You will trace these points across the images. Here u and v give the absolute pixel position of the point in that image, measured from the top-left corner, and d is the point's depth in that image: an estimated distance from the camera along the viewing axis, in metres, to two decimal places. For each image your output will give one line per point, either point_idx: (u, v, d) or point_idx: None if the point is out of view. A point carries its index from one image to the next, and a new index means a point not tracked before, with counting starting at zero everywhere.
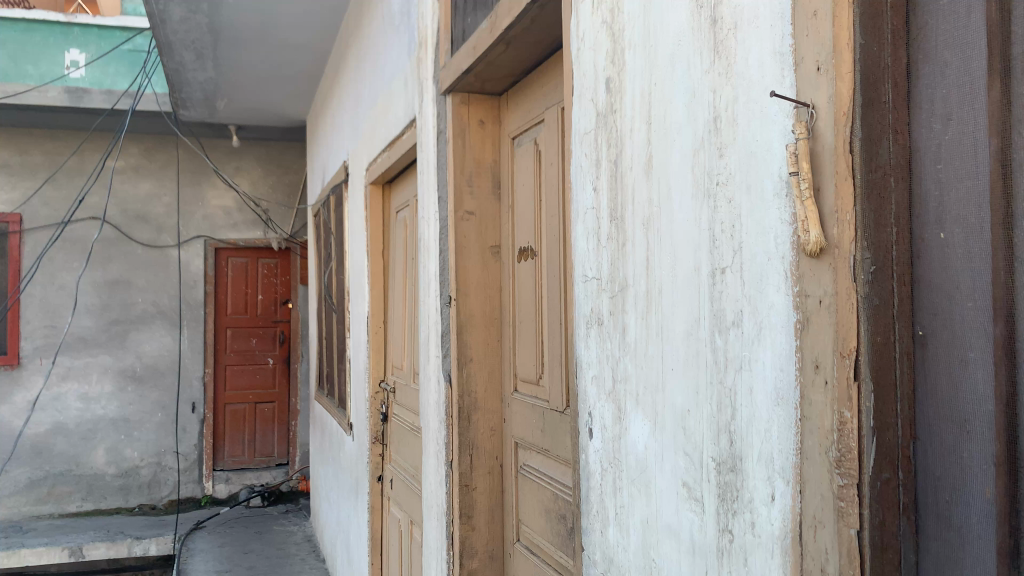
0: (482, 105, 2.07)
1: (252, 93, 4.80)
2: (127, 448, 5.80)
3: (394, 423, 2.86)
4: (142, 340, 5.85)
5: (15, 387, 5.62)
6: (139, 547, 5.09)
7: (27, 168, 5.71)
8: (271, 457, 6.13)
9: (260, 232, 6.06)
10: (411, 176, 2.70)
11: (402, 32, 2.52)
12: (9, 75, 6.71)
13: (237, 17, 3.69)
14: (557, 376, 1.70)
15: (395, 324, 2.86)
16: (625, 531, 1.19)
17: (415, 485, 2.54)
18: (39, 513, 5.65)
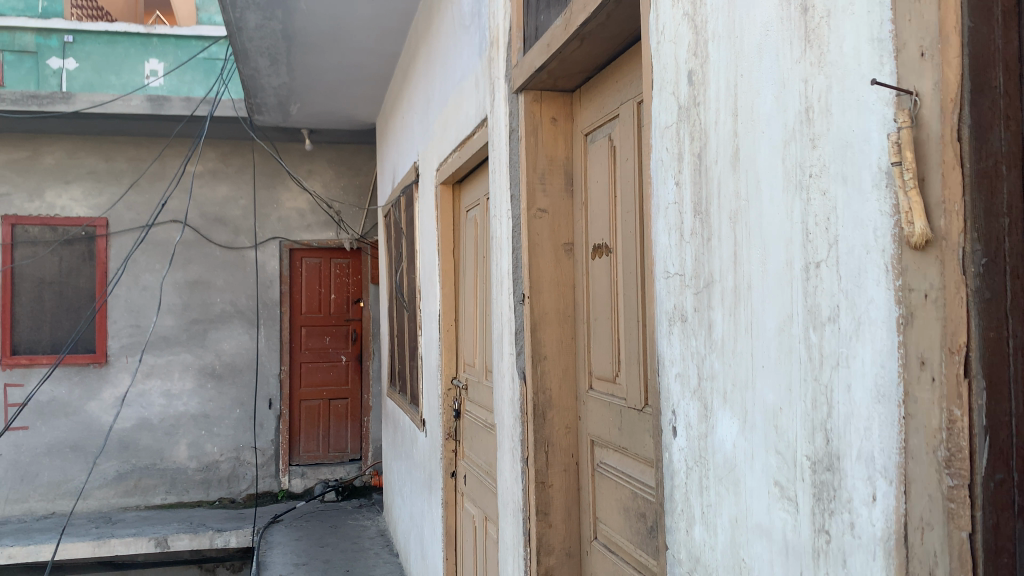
0: (554, 102, 2.06)
1: (324, 97, 4.90)
2: (208, 443, 5.99)
3: (467, 420, 2.89)
4: (221, 339, 6.04)
5: (103, 383, 5.86)
6: (220, 539, 5.26)
7: (112, 174, 5.96)
8: (344, 452, 6.25)
9: (333, 232, 6.19)
10: (482, 175, 2.71)
11: (473, 33, 2.54)
12: (94, 86, 7.07)
13: (309, 23, 3.77)
14: (634, 375, 1.69)
15: (467, 323, 2.89)
16: (712, 531, 1.17)
17: (489, 481, 2.56)
18: (126, 505, 5.88)
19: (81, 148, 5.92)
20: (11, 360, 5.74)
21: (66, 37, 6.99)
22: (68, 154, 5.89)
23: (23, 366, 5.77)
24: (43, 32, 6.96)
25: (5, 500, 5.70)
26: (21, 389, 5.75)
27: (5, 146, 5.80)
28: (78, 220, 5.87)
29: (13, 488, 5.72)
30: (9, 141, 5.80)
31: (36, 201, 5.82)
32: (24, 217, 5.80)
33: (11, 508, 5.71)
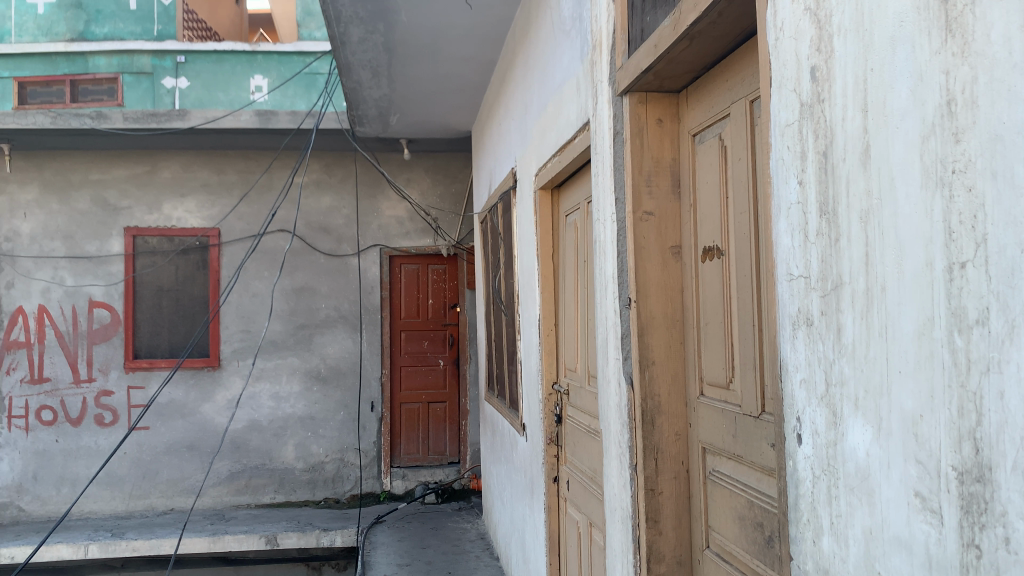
0: (660, 104, 2.04)
1: (422, 107, 5.00)
2: (313, 444, 6.19)
3: (569, 424, 2.88)
4: (326, 343, 6.25)
5: (217, 386, 6.14)
6: (326, 539, 5.42)
7: (224, 186, 6.24)
8: (443, 455, 6.34)
9: (430, 239, 6.32)
10: (583, 179, 2.69)
11: (574, 37, 2.54)
12: (204, 103, 7.66)
13: (410, 35, 3.86)
14: (749, 380, 1.66)
15: (568, 328, 2.88)
16: (843, 543, 1.13)
17: (593, 487, 2.54)
18: (238, 503, 6.13)
19: (195, 162, 6.24)
20: (134, 363, 6.08)
21: (178, 58, 7.67)
22: (184, 168, 6.22)
23: (144, 369, 6.10)
24: (159, 53, 7.67)
25: (129, 496, 6.04)
26: (143, 392, 6.09)
27: (127, 162, 6.18)
28: (193, 231, 6.18)
29: (136, 484, 6.06)
30: (131, 157, 6.18)
31: (156, 213, 6.17)
32: (144, 229, 6.15)
33: (134, 504, 6.05)
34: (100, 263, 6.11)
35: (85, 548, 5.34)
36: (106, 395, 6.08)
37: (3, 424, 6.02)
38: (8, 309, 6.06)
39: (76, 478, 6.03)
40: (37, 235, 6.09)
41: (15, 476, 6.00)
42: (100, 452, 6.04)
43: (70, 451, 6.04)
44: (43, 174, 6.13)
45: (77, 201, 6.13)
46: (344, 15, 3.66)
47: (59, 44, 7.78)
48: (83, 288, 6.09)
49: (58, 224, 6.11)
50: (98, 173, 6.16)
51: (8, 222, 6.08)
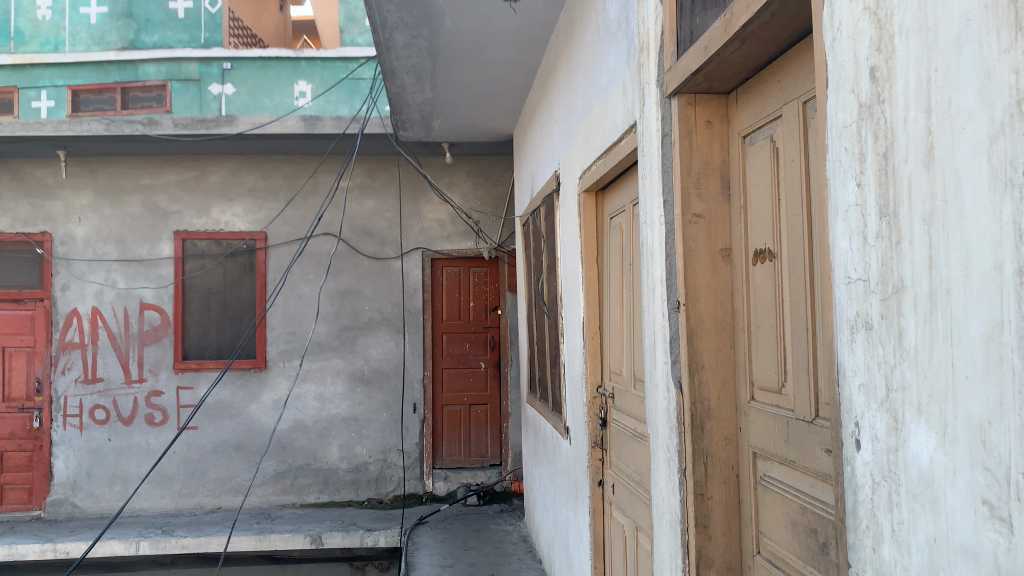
0: (709, 105, 2.03)
1: (464, 111, 5.02)
2: (357, 445, 6.26)
3: (614, 428, 2.86)
4: (369, 345, 6.31)
5: (263, 387, 6.24)
6: (370, 538, 5.47)
7: (270, 190, 6.35)
8: (485, 457, 6.34)
9: (472, 242, 6.35)
10: (628, 181, 2.69)
11: (620, 39, 2.53)
12: (250, 108, 7.89)
13: (454, 39, 3.89)
14: (803, 385, 1.64)
15: (613, 332, 2.87)
16: (905, 550, 1.11)
17: (640, 491, 2.53)
18: (284, 502, 6.22)
19: (242, 167, 6.36)
20: (183, 364, 6.20)
21: (224, 65, 7.87)
22: (232, 173, 6.35)
23: (193, 370, 6.22)
24: (205, 60, 7.87)
25: (178, 494, 6.16)
26: (192, 392, 6.21)
27: (176, 167, 6.32)
28: (241, 235, 6.30)
29: (184, 483, 6.17)
30: (181, 162, 6.32)
31: (204, 217, 6.30)
32: (193, 232, 6.29)
33: (183, 502, 6.17)
34: (151, 266, 6.26)
35: (136, 544, 5.46)
36: (156, 394, 6.22)
37: (58, 422, 6.19)
38: (63, 311, 6.23)
39: (128, 476, 6.17)
40: (91, 239, 6.25)
41: (70, 474, 6.16)
42: (150, 451, 6.18)
43: (122, 450, 6.18)
44: (96, 180, 6.29)
45: (129, 205, 6.29)
46: (390, 21, 3.70)
47: (111, 52, 8.08)
48: (135, 290, 6.24)
49: (111, 228, 6.27)
50: (149, 178, 6.31)
51: (63, 226, 6.25)
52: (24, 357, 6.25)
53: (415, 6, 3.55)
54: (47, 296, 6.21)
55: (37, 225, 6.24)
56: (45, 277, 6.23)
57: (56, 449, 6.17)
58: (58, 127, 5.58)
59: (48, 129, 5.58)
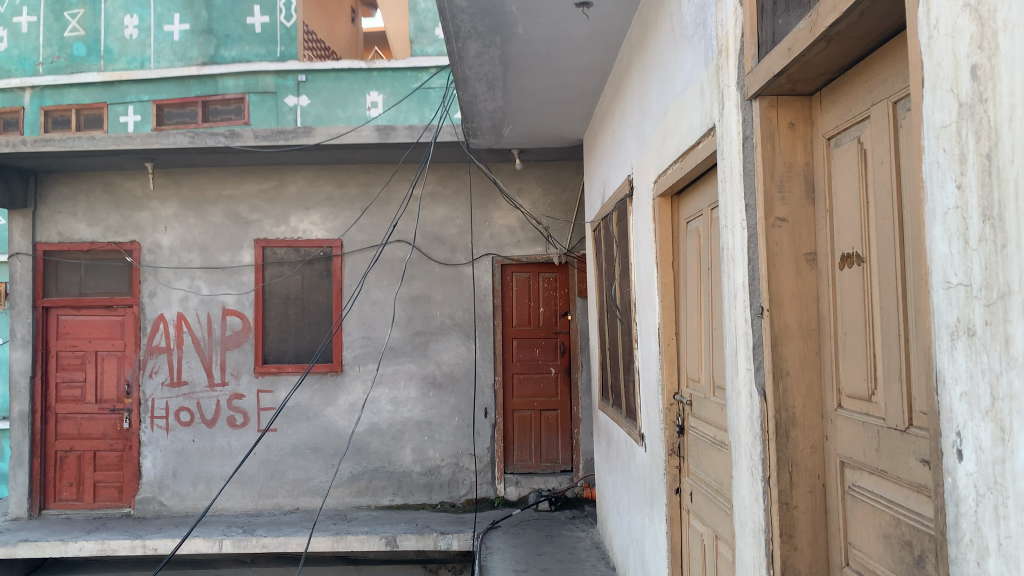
0: (792, 107, 1.99)
1: (534, 117, 5.04)
2: (430, 448, 6.34)
3: (692, 436, 2.83)
4: (441, 349, 6.40)
5: (339, 390, 6.38)
6: (443, 542, 5.51)
7: (346, 199, 6.50)
8: (556, 463, 6.33)
9: (541, 248, 6.37)
10: (704, 185, 2.66)
11: (697, 43, 2.50)
12: (325, 119, 8.38)
13: (526, 47, 3.92)
14: (895, 392, 1.59)
15: (691, 339, 2.83)
16: (1012, 565, 1.07)
17: (720, 499, 2.49)
18: (359, 504, 6.32)
19: (319, 177, 6.52)
20: (263, 368, 6.39)
21: (299, 77, 8.43)
22: (309, 182, 6.51)
23: (273, 374, 6.40)
24: (280, 74, 8.49)
25: (258, 494, 6.34)
26: (271, 395, 6.40)
27: (256, 178, 6.52)
28: (318, 242, 6.47)
29: (264, 484, 6.34)
30: (260, 173, 6.52)
31: (283, 225, 6.49)
32: (272, 240, 6.47)
33: (263, 502, 6.34)
34: (232, 273, 6.47)
35: (219, 542, 5.63)
36: (238, 397, 6.42)
37: (146, 423, 6.44)
38: (151, 316, 6.49)
39: (211, 477, 6.38)
40: (176, 247, 6.50)
41: (157, 473, 6.40)
42: (232, 453, 6.38)
43: (206, 451, 6.39)
44: (181, 191, 6.54)
45: (212, 215, 6.52)
46: (463, 30, 3.75)
47: (193, 68, 8.85)
48: (218, 296, 6.47)
49: (195, 237, 6.51)
50: (231, 189, 6.53)
51: (150, 235, 6.52)
52: (115, 361, 6.54)
53: (489, 15, 3.59)
54: (136, 302, 6.48)
55: (127, 235, 6.53)
56: (134, 284, 6.51)
57: (145, 449, 6.43)
58: (146, 141, 5.82)
59: (138, 143, 5.83)
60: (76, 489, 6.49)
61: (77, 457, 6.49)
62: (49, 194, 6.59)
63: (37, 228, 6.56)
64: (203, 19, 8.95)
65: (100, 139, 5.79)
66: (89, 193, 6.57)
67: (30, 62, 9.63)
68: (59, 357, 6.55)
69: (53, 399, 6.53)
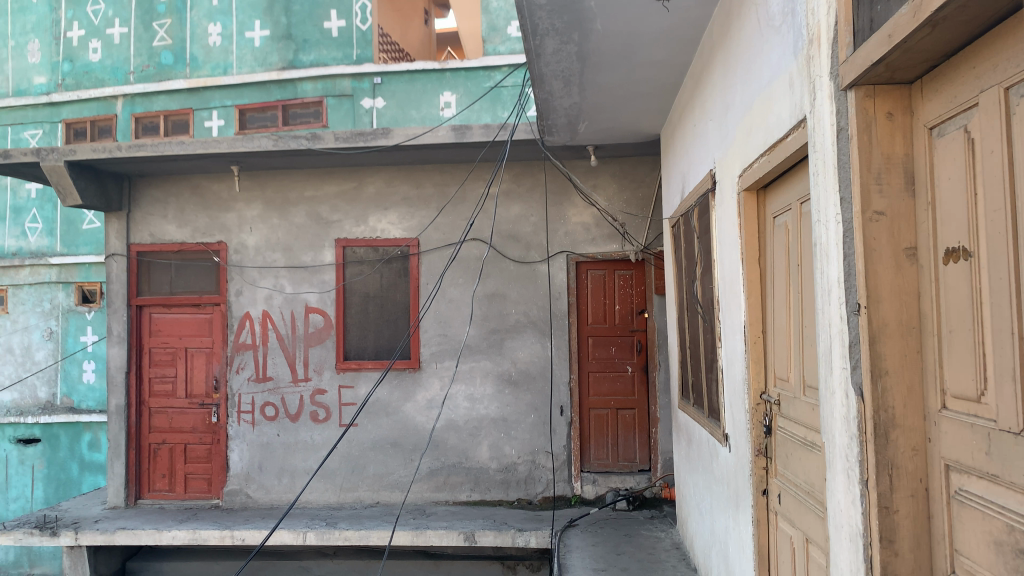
0: (890, 96, 1.91)
1: (610, 113, 5.00)
2: (507, 445, 6.36)
3: (780, 437, 2.77)
4: (517, 347, 6.42)
5: (417, 387, 6.47)
6: (521, 539, 5.52)
7: (422, 199, 6.58)
8: (633, 462, 6.27)
9: (617, 245, 6.32)
10: (793, 179, 2.59)
11: (785, 33, 2.44)
12: (400, 120, 8.71)
13: (604, 42, 3.89)
14: (1008, 393, 1.52)
15: (780, 338, 2.75)
16: None
17: (811, 501, 2.42)
18: (437, 500, 6.39)
19: (396, 177, 6.62)
20: (344, 364, 6.53)
21: (375, 79, 8.78)
22: (387, 182, 6.62)
23: (354, 370, 6.54)
24: (357, 77, 8.81)
25: (340, 488, 6.47)
26: (352, 391, 6.53)
27: (336, 179, 6.66)
28: (396, 241, 6.57)
29: (346, 477, 6.48)
30: (340, 174, 6.66)
31: (362, 225, 6.61)
32: (352, 240, 6.61)
33: (345, 496, 6.47)
34: (314, 272, 6.64)
35: (303, 534, 5.78)
36: (320, 393, 6.58)
37: (233, 418, 6.66)
38: (237, 314, 6.70)
39: (295, 470, 6.55)
40: (261, 247, 6.70)
41: (244, 466, 6.61)
42: (315, 447, 6.53)
43: (290, 445, 6.57)
44: (265, 193, 6.73)
45: (294, 215, 6.69)
46: (541, 28, 3.75)
47: (274, 72, 9.18)
48: (301, 295, 6.64)
49: (278, 237, 6.69)
50: (312, 190, 6.68)
51: (237, 236, 6.74)
52: (204, 357, 6.78)
53: (567, 11, 3.58)
54: (223, 300, 6.71)
55: (214, 235, 6.76)
56: (221, 283, 6.74)
57: (232, 442, 6.65)
58: (232, 145, 6.01)
59: (224, 147, 6.04)
60: (169, 480, 6.76)
61: (169, 450, 6.77)
62: (142, 197, 6.88)
63: (131, 230, 6.86)
64: (282, 25, 9.23)
65: (189, 143, 6.01)
66: (179, 195, 6.83)
67: (123, 72, 10.12)
68: (152, 353, 6.85)
69: (147, 394, 6.83)
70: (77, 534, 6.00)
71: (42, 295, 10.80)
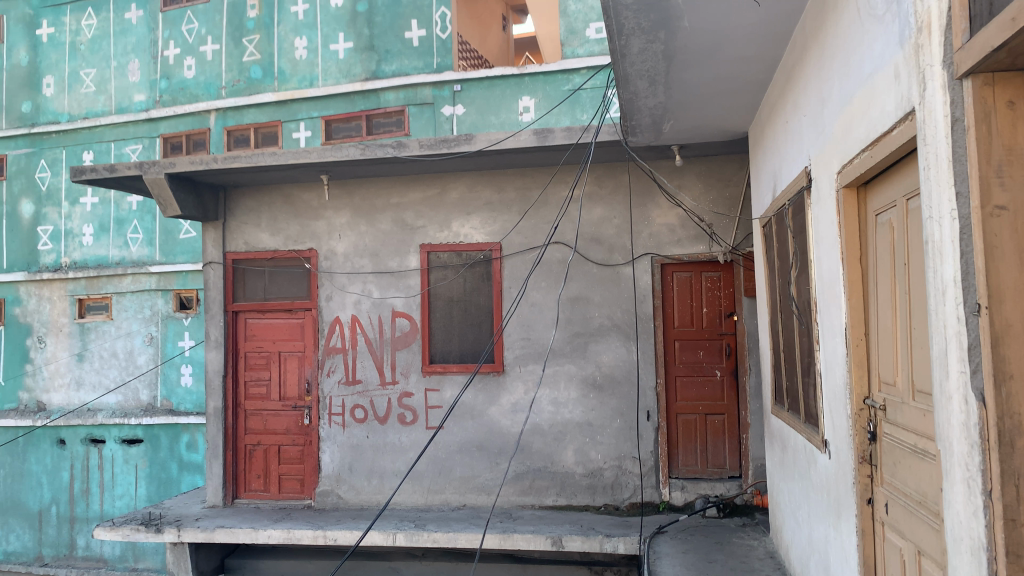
0: (1011, 84, 1.81)
1: (696, 112, 4.91)
2: (592, 450, 6.32)
3: (886, 443, 2.65)
4: (601, 351, 6.37)
5: (501, 390, 6.50)
6: (609, 545, 5.45)
7: (504, 203, 6.60)
8: (723, 469, 6.14)
9: (704, 246, 6.21)
10: (898, 175, 2.49)
11: (889, 22, 2.35)
12: (479, 126, 8.91)
13: (692, 39, 3.82)
14: None
15: (885, 340, 2.64)
16: None
17: (923, 512, 2.32)
18: (523, 503, 6.39)
19: (479, 182, 6.66)
20: (430, 367, 6.62)
21: (455, 87, 8.98)
22: (470, 188, 6.67)
23: (439, 374, 6.61)
24: (438, 85, 9.05)
25: (428, 491, 6.55)
26: (438, 394, 6.61)
27: (420, 186, 6.75)
28: (479, 246, 6.62)
29: (433, 480, 6.55)
30: (424, 180, 6.75)
31: (445, 231, 6.69)
32: (436, 245, 6.69)
33: (432, 498, 6.54)
34: (401, 277, 6.75)
35: (393, 536, 5.87)
36: (407, 396, 6.67)
37: (325, 420, 6.83)
38: (327, 319, 6.87)
39: (384, 472, 6.66)
40: (350, 254, 6.86)
41: (335, 467, 6.76)
42: (403, 449, 6.64)
43: (379, 447, 6.69)
44: (353, 201, 6.88)
45: (381, 222, 6.81)
46: (627, 28, 3.71)
47: (358, 84, 9.43)
48: (388, 299, 6.76)
49: (366, 243, 6.83)
50: (397, 197, 6.79)
51: (326, 243, 6.91)
52: (296, 361, 6.99)
53: (653, 10, 3.54)
54: (314, 306, 6.90)
55: (305, 243, 6.95)
56: (312, 289, 6.92)
57: (323, 444, 6.81)
58: (322, 154, 6.18)
59: (314, 157, 6.20)
60: (263, 481, 6.98)
61: (264, 451, 7.00)
62: (236, 207, 7.13)
63: (226, 239, 7.12)
64: (365, 37, 9.46)
65: (282, 154, 6.20)
66: (271, 205, 7.05)
67: (215, 87, 10.53)
68: (247, 357, 7.09)
69: (243, 397, 7.08)
70: (179, 531, 6.26)
71: (143, 303, 11.33)
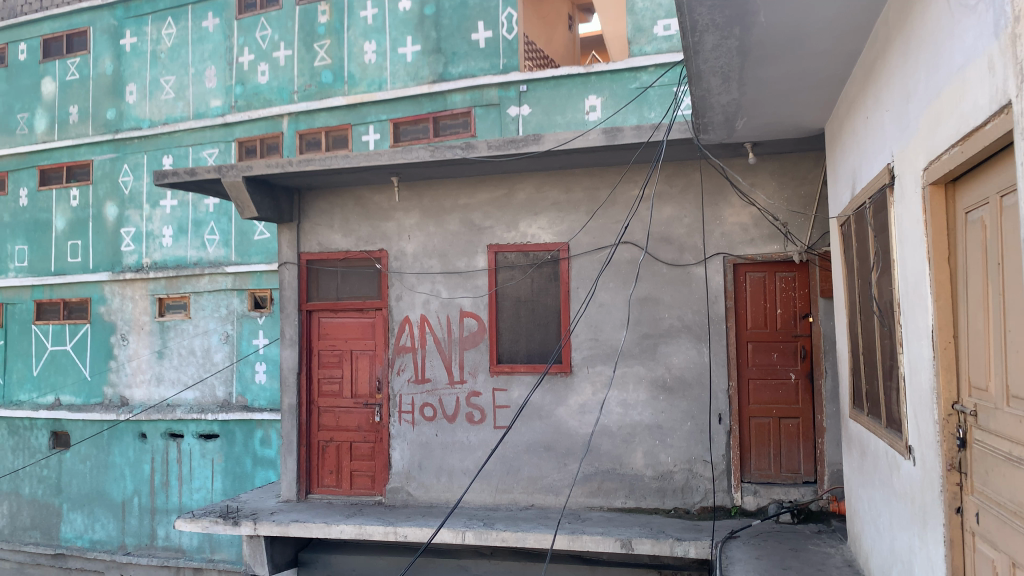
0: None
1: (770, 108, 4.80)
2: (662, 453, 6.25)
3: (977, 450, 2.55)
4: (671, 352, 6.29)
5: (570, 391, 6.49)
6: (680, 548, 5.39)
7: (572, 204, 6.58)
8: (797, 474, 6.00)
9: (779, 246, 6.08)
10: (991, 171, 2.38)
11: (982, 12, 2.25)
12: (545, 127, 8.94)
13: (768, 34, 3.74)
14: None
15: (976, 342, 2.54)
16: None
17: (1018, 522, 2.22)
18: (591, 505, 6.37)
19: (547, 183, 6.66)
20: (498, 367, 6.65)
21: (521, 87, 9.03)
22: (537, 188, 6.67)
23: (507, 373, 6.64)
24: (505, 86, 9.10)
25: (496, 489, 6.58)
26: (506, 393, 6.64)
27: (488, 187, 6.79)
28: (547, 246, 6.62)
29: (501, 479, 6.58)
30: (492, 181, 6.78)
31: (513, 231, 6.71)
32: (504, 246, 6.72)
33: (501, 497, 6.58)
34: (468, 277, 6.80)
35: (462, 534, 5.93)
36: (476, 395, 6.72)
37: (395, 418, 6.93)
38: (397, 318, 6.96)
39: (452, 470, 6.72)
40: (419, 254, 6.94)
41: (405, 464, 6.86)
42: (472, 447, 6.68)
43: (448, 445, 6.75)
44: (422, 202, 6.95)
45: (449, 223, 6.87)
46: (700, 24, 3.67)
47: (426, 86, 9.49)
48: (456, 299, 6.82)
49: (435, 244, 6.90)
50: (465, 198, 6.84)
51: (396, 243, 7.01)
52: (367, 359, 7.11)
53: (728, 6, 3.49)
54: (384, 305, 7.01)
55: (376, 244, 7.07)
56: (382, 289, 7.03)
57: (393, 441, 6.91)
58: (393, 156, 6.27)
59: (385, 159, 6.31)
60: (336, 476, 7.13)
61: (336, 447, 7.14)
62: (310, 209, 7.29)
63: (300, 240, 7.29)
64: (432, 39, 9.51)
65: (354, 157, 6.31)
66: (343, 206, 7.19)
67: (287, 92, 10.74)
68: (320, 355, 7.24)
69: (316, 394, 7.24)
70: (255, 524, 6.44)
71: (220, 302, 11.59)
